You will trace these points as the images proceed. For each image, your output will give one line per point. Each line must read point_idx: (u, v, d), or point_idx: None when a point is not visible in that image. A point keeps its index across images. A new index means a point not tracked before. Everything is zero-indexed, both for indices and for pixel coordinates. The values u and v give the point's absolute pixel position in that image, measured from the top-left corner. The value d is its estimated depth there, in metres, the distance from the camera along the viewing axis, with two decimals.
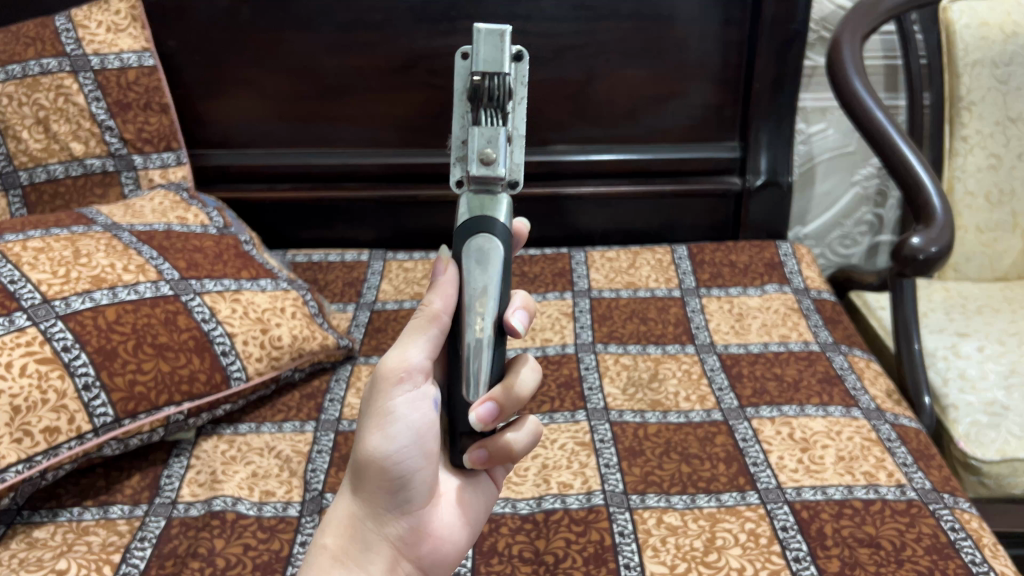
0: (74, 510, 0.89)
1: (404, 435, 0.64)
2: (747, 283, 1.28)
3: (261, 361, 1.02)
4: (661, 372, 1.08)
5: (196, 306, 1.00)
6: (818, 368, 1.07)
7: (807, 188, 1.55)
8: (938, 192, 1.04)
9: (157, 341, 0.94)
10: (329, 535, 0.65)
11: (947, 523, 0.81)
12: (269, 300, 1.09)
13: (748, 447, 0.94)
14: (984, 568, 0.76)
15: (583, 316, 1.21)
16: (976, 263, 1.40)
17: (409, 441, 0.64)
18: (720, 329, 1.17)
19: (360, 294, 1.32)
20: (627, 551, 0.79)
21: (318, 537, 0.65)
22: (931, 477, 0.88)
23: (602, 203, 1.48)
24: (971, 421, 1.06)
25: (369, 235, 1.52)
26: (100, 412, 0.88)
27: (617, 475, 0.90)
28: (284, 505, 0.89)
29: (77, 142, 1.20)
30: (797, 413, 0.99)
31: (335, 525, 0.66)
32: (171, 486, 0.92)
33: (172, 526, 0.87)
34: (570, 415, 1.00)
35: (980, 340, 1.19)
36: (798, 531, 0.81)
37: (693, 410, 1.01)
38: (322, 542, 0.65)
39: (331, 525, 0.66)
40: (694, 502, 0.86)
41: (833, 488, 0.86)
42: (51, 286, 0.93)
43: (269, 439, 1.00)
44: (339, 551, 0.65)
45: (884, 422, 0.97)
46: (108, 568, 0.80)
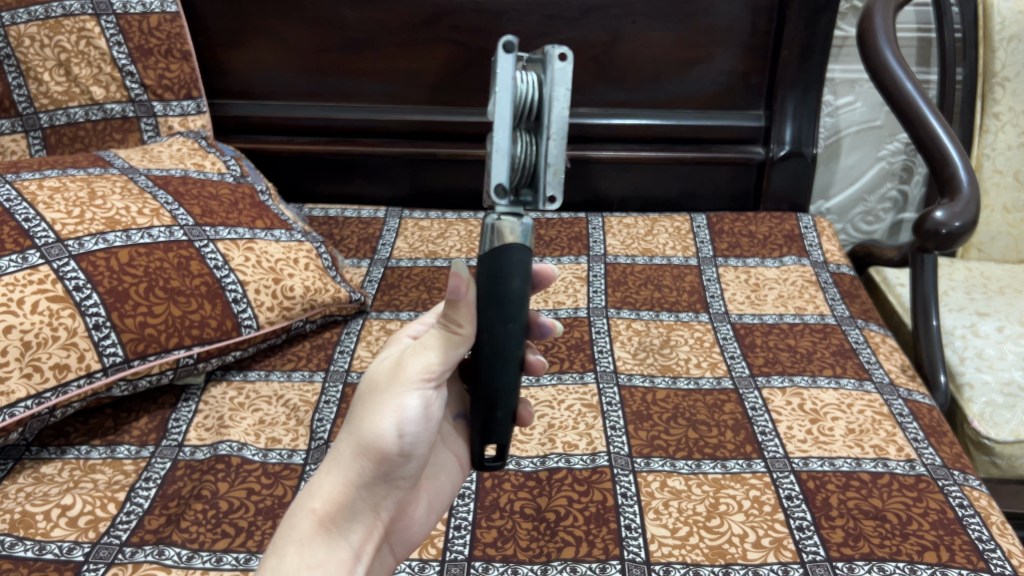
0: (82, 448, 0.90)
1: (416, 430, 0.61)
2: (765, 254, 1.26)
3: (272, 310, 1.02)
4: (673, 339, 1.07)
5: (209, 253, 1.00)
6: (833, 341, 1.05)
7: (831, 161, 1.53)
8: (965, 166, 1.01)
9: (170, 285, 0.94)
10: (317, 501, 0.59)
11: (956, 500, 0.80)
12: (283, 250, 1.08)
13: (757, 415, 0.93)
14: (991, 545, 0.75)
15: (597, 281, 1.20)
16: (1000, 244, 1.37)
17: (423, 436, 0.61)
18: (736, 299, 1.16)
19: (375, 250, 1.31)
20: (628, 513, 0.79)
21: (307, 501, 0.59)
22: (942, 454, 0.87)
23: (622, 169, 1.46)
24: (986, 401, 1.04)
25: (385, 192, 1.51)
26: (110, 352, 0.88)
27: (623, 437, 0.89)
28: (289, 452, 0.89)
29: (98, 86, 1.20)
30: (809, 384, 0.98)
31: (323, 490, 0.60)
32: (178, 429, 0.93)
33: (177, 467, 0.87)
34: (578, 376, 1.00)
35: (1000, 320, 1.17)
36: (803, 501, 0.80)
37: (703, 376, 1.00)
38: (310, 507, 0.59)
39: (320, 488, 0.60)
40: (699, 467, 0.85)
41: (841, 460, 0.85)
42: (65, 226, 0.93)
43: (278, 388, 1.00)
44: (327, 522, 0.59)
45: (897, 397, 0.96)
46: (112, 505, 0.81)
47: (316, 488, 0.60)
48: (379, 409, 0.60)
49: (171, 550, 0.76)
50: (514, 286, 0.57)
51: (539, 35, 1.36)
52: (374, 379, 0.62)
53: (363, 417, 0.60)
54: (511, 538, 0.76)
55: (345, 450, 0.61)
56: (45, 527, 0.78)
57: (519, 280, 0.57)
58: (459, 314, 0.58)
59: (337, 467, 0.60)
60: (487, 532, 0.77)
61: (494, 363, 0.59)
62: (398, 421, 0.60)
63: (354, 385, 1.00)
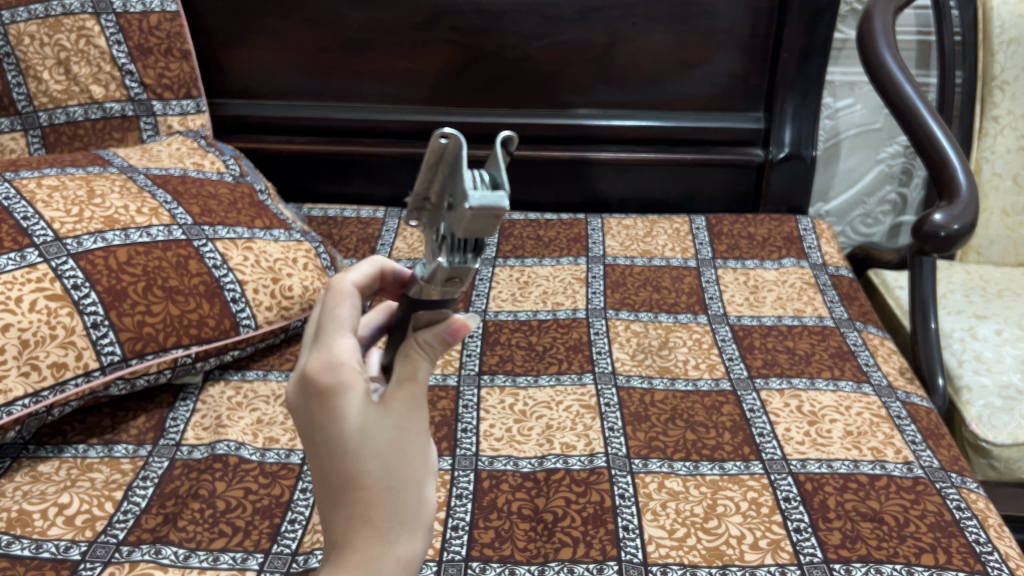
0: (79, 446, 0.90)
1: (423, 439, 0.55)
2: (764, 256, 1.26)
3: (271, 309, 1.01)
4: (671, 340, 1.07)
5: (208, 252, 1.00)
6: (831, 344, 1.05)
7: (830, 163, 1.53)
8: (964, 168, 1.01)
9: (168, 284, 0.94)
10: (398, 544, 0.52)
11: (954, 502, 0.80)
12: (282, 250, 1.08)
13: (755, 417, 0.93)
14: (988, 548, 0.75)
15: (596, 282, 1.20)
16: (999, 247, 1.37)
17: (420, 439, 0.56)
18: (734, 300, 1.16)
19: (374, 250, 1.31)
20: (626, 513, 0.79)
21: (394, 549, 0.51)
22: (940, 456, 0.87)
23: (621, 170, 1.46)
24: (984, 404, 1.04)
25: (385, 192, 1.51)
26: (107, 351, 0.88)
27: (621, 438, 0.89)
28: (287, 452, 0.89)
29: (97, 85, 1.20)
30: (807, 386, 0.98)
31: (395, 553, 0.51)
32: (175, 428, 0.93)
33: (175, 467, 0.87)
34: (576, 377, 1.00)
35: (998, 323, 1.17)
36: (801, 502, 0.80)
37: (702, 378, 1.00)
38: (398, 554, 0.51)
39: (385, 554, 0.51)
40: (698, 469, 0.85)
41: (839, 462, 0.85)
42: (64, 224, 0.93)
43: (276, 387, 1.00)
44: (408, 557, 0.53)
45: (895, 399, 0.96)
46: (110, 504, 0.81)
47: (384, 554, 0.51)
48: (419, 462, 0.52)
49: (169, 549, 0.76)
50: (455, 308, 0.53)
51: (538, 36, 1.36)
52: (390, 418, 0.50)
53: (406, 468, 0.51)
54: (508, 539, 0.76)
55: (397, 506, 0.51)
56: (43, 526, 0.78)
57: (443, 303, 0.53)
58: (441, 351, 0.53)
59: (398, 525, 0.51)
60: (484, 532, 0.77)
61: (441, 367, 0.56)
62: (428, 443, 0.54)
63: None
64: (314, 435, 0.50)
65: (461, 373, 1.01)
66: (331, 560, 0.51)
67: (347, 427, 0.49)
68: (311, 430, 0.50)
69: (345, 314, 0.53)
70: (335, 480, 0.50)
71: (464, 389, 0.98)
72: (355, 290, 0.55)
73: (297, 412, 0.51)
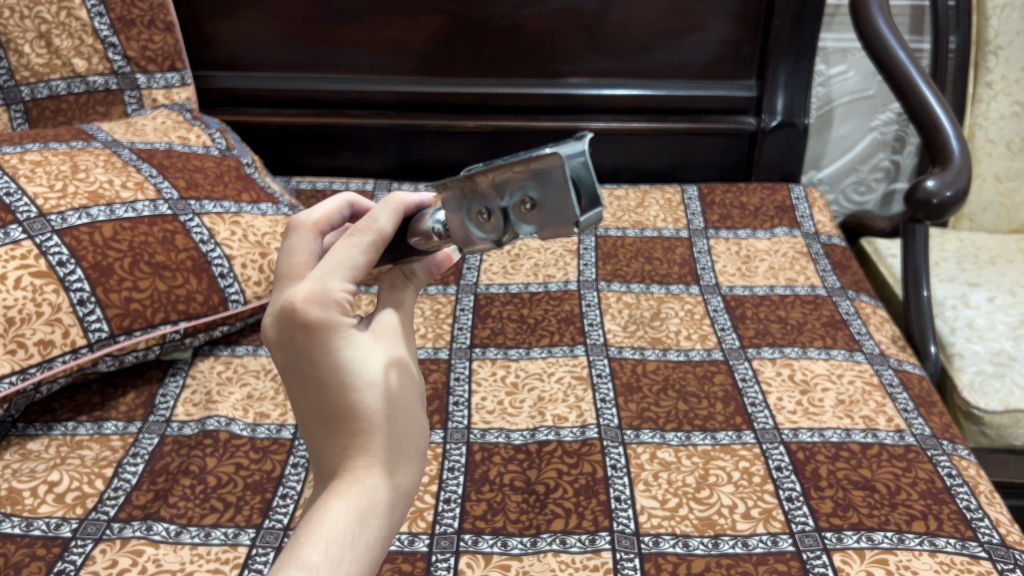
0: (68, 424, 0.89)
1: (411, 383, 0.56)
2: (757, 225, 1.26)
3: (260, 285, 1.01)
4: (663, 311, 1.07)
5: (194, 227, 0.99)
6: (824, 313, 1.05)
7: (824, 131, 1.52)
8: (957, 135, 1.01)
9: (155, 260, 0.93)
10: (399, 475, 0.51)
11: (945, 469, 0.80)
12: (270, 224, 1.07)
13: (747, 386, 0.93)
14: (979, 514, 0.75)
15: (588, 254, 1.19)
16: (992, 215, 1.36)
17: None
18: (726, 271, 1.15)
19: None
20: (618, 484, 0.79)
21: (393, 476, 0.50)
22: (931, 424, 0.87)
23: (613, 140, 1.45)
24: (976, 370, 1.04)
25: (375, 164, 1.49)
26: (95, 328, 0.87)
27: (612, 409, 0.89)
28: (278, 427, 0.89)
29: (79, 58, 1.18)
30: (799, 355, 0.97)
31: (395, 480, 0.50)
32: (165, 404, 0.92)
33: (165, 443, 0.86)
34: (568, 349, 0.99)
35: (991, 290, 1.16)
36: (793, 472, 0.80)
37: (693, 348, 1.00)
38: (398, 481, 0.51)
39: (383, 481, 0.50)
40: (689, 439, 0.85)
41: (831, 431, 0.85)
42: (47, 200, 0.92)
43: (266, 362, 0.99)
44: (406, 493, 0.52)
45: (887, 367, 0.96)
46: (100, 481, 0.81)
47: (386, 481, 0.50)
48: (411, 388, 0.52)
49: (160, 526, 0.76)
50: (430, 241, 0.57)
51: (527, 4, 1.34)
52: (376, 349, 0.51)
53: (399, 394, 0.51)
54: (501, 511, 0.76)
55: (394, 434, 0.51)
56: (33, 504, 0.78)
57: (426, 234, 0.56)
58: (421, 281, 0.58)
59: (397, 454, 0.51)
60: (477, 504, 0.77)
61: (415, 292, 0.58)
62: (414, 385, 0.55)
63: None
64: (303, 366, 0.50)
65: (453, 346, 1.01)
66: (328, 489, 0.50)
67: (340, 358, 0.50)
68: (300, 361, 0.50)
69: (350, 257, 0.50)
70: (330, 412, 0.50)
71: (456, 362, 0.98)
72: (384, 243, 0.51)
73: (280, 348, 0.51)
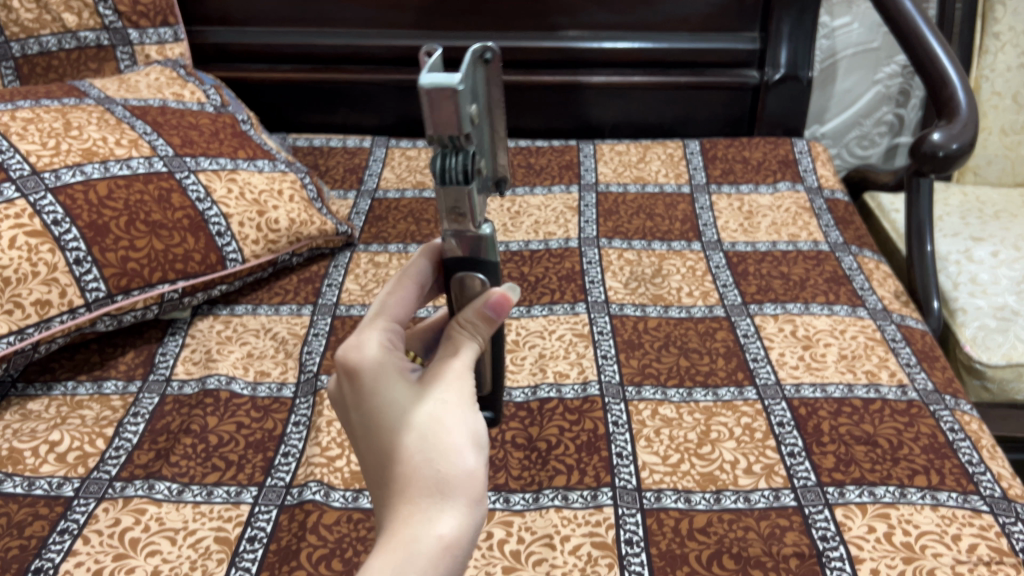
0: (68, 384, 0.89)
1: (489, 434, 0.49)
2: (759, 180, 1.24)
3: (258, 243, 1.00)
4: (665, 268, 1.06)
5: (190, 184, 0.98)
6: (826, 268, 1.04)
7: (827, 85, 1.50)
8: (964, 87, 0.99)
9: (151, 218, 0.93)
10: (441, 526, 0.44)
11: (947, 424, 0.80)
12: (267, 181, 1.06)
13: (749, 342, 0.92)
14: (981, 468, 0.75)
15: (588, 210, 1.18)
16: (997, 168, 1.35)
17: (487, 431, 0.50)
18: (729, 226, 1.14)
19: (362, 181, 1.28)
20: (620, 440, 0.79)
21: (433, 527, 0.44)
22: (934, 378, 0.87)
23: (614, 94, 1.43)
24: (979, 325, 1.04)
25: (372, 121, 1.47)
26: (92, 288, 0.86)
27: (614, 366, 0.89)
28: (279, 385, 0.88)
29: (70, 13, 1.15)
30: (802, 311, 0.97)
31: (434, 531, 0.44)
32: (165, 363, 0.92)
33: (165, 402, 0.86)
34: (569, 307, 0.99)
35: (995, 244, 1.15)
36: (795, 427, 0.80)
37: (695, 305, 0.99)
38: (438, 533, 0.44)
39: (419, 528, 0.44)
40: (691, 396, 0.85)
41: (833, 386, 0.85)
42: (40, 158, 0.91)
43: (266, 321, 0.98)
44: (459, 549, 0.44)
45: (890, 322, 0.95)
46: (101, 440, 0.81)
47: (423, 531, 0.44)
48: (455, 428, 0.47)
49: (162, 484, 0.76)
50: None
51: None
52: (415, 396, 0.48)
53: (438, 435, 0.46)
54: (502, 468, 0.76)
55: (432, 475, 0.45)
56: (34, 463, 0.78)
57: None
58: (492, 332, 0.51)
59: (438, 502, 0.45)
60: None
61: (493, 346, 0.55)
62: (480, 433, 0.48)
63: (344, 318, 0.99)
64: (353, 418, 0.50)
65: None
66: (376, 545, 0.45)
67: (377, 400, 0.48)
68: (354, 414, 0.50)
69: (387, 304, 0.53)
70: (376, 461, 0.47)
71: None
72: (416, 286, 0.53)
73: (342, 403, 0.52)
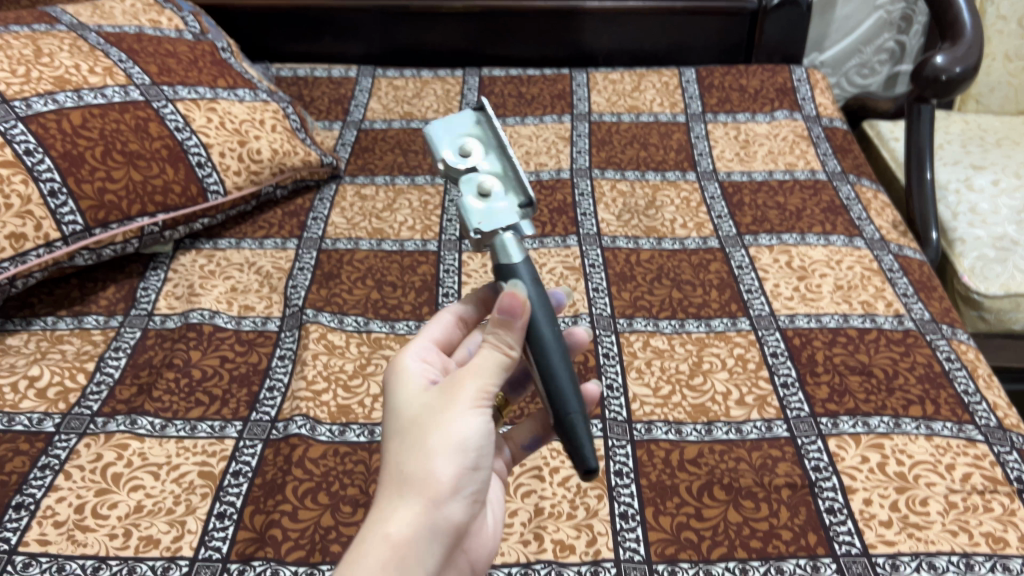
0: (48, 319, 0.87)
1: (486, 445, 0.47)
2: (756, 109, 1.21)
3: (239, 175, 0.97)
4: (659, 199, 1.03)
5: (169, 114, 0.95)
6: (824, 197, 1.02)
7: (827, 11, 1.46)
8: (968, 8, 0.96)
9: (128, 149, 0.90)
10: (391, 525, 0.44)
11: (944, 353, 0.79)
12: (248, 111, 1.02)
13: (743, 274, 0.90)
14: (977, 398, 0.74)
15: (581, 140, 1.15)
16: (1000, 95, 1.32)
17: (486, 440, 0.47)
18: (724, 156, 1.11)
19: (348, 111, 1.24)
20: (610, 372, 0.77)
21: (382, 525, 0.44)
22: (931, 308, 0.85)
23: (608, 21, 1.38)
24: (978, 255, 1.02)
25: (358, 50, 1.43)
26: (68, 221, 0.84)
27: (605, 299, 0.87)
28: (263, 319, 0.87)
29: None
30: (798, 241, 0.95)
31: (384, 530, 0.44)
32: (147, 298, 0.90)
33: (148, 337, 0.84)
34: (561, 239, 0.96)
35: (995, 173, 1.13)
36: (788, 357, 0.79)
37: (689, 236, 0.97)
38: (386, 532, 0.44)
39: (374, 524, 0.44)
40: (683, 327, 0.83)
41: (828, 317, 0.83)
42: (10, 85, 0.87)
43: (249, 254, 0.96)
44: (406, 551, 0.44)
45: (888, 252, 0.93)
46: (82, 375, 0.79)
47: (374, 529, 0.44)
48: (438, 430, 0.46)
49: (144, 419, 0.75)
50: (533, 293, 0.48)
51: None
52: (418, 399, 0.48)
53: (417, 435, 0.46)
54: None
55: (399, 475, 0.45)
56: (14, 399, 0.76)
57: (530, 284, 0.48)
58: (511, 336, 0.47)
59: (395, 503, 0.45)
60: None
61: (547, 366, 0.47)
62: (464, 442, 0.46)
63: (329, 251, 0.96)
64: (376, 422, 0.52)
65: (441, 238, 0.98)
66: None
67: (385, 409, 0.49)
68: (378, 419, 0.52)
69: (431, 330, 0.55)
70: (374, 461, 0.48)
71: (445, 254, 0.96)
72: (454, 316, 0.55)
73: None
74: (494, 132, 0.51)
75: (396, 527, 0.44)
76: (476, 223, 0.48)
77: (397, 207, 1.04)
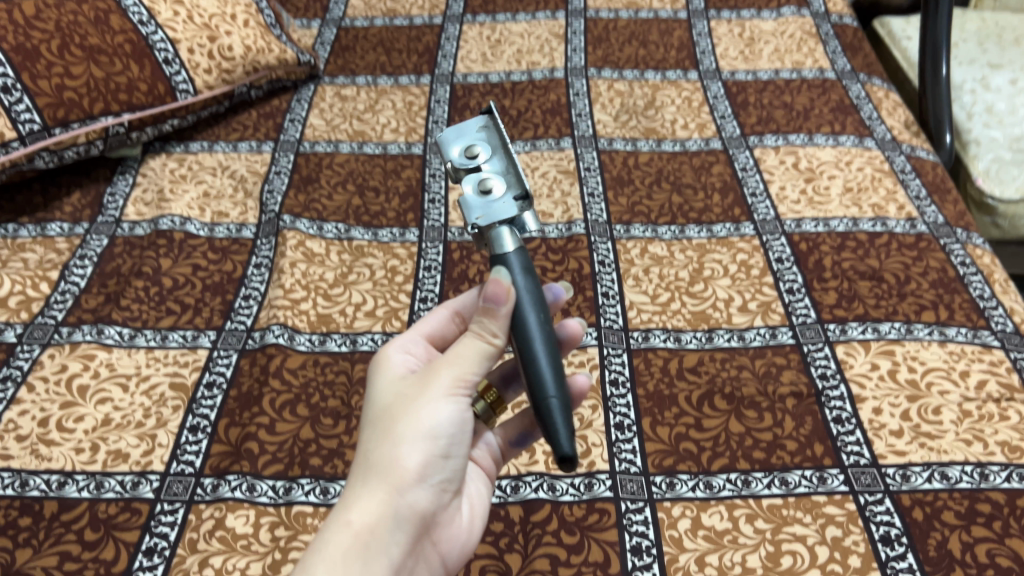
0: (9, 226, 0.81)
1: (458, 433, 0.44)
2: (762, 5, 1.14)
3: (210, 73, 0.90)
4: (659, 99, 0.97)
5: (131, 6, 0.88)
6: (833, 97, 0.96)
7: None
8: None
9: (87, 43, 0.83)
10: (352, 510, 0.42)
11: (958, 258, 0.75)
12: (218, 4, 0.95)
13: (747, 177, 0.85)
14: (992, 303, 0.70)
15: (576, 38, 1.08)
16: None
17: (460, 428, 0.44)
18: (728, 55, 1.05)
19: (327, 10, 1.17)
20: (606, 281, 0.73)
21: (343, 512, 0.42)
22: (945, 212, 0.81)
23: None
24: (993, 158, 0.97)
25: None
26: (25, 120, 0.78)
27: (601, 204, 0.82)
28: (238, 226, 0.82)
29: None
30: (805, 142, 0.89)
31: (344, 516, 0.41)
32: (115, 204, 0.84)
33: (115, 245, 0.79)
34: (554, 142, 0.91)
35: (1014, 71, 1.08)
36: (795, 263, 0.74)
37: (690, 139, 0.91)
38: (345, 518, 0.41)
39: (337, 511, 0.42)
40: (683, 233, 0.79)
41: (837, 221, 0.79)
42: None
43: (223, 159, 0.90)
44: (366, 538, 0.41)
45: (900, 154, 0.88)
46: (45, 285, 0.75)
47: (336, 514, 0.42)
48: (405, 419, 0.43)
49: (112, 330, 0.70)
50: (523, 284, 0.41)
51: None
52: (393, 386, 0.46)
53: (386, 423, 0.44)
54: None
55: (366, 461, 0.43)
56: None
57: (522, 275, 0.42)
58: (491, 324, 0.41)
59: (359, 488, 0.42)
60: None
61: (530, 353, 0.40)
62: (434, 428, 0.43)
63: (308, 156, 0.91)
64: None
65: (427, 142, 0.93)
66: None
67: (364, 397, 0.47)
68: None
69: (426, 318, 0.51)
70: None
71: (431, 158, 0.90)
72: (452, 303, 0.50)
73: None
74: (504, 133, 0.47)
75: (358, 514, 0.42)
76: (474, 218, 0.43)
77: (380, 109, 0.98)
